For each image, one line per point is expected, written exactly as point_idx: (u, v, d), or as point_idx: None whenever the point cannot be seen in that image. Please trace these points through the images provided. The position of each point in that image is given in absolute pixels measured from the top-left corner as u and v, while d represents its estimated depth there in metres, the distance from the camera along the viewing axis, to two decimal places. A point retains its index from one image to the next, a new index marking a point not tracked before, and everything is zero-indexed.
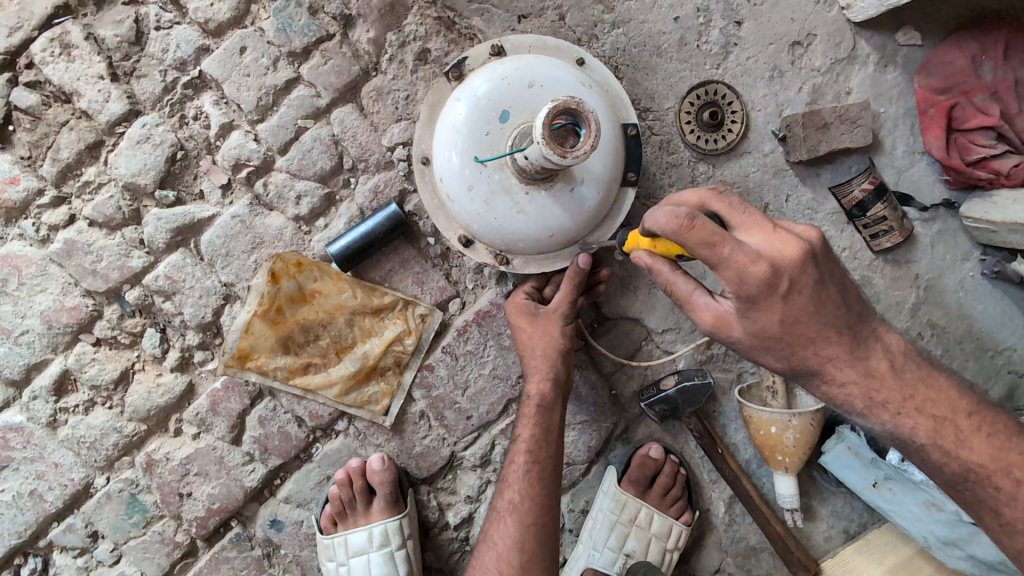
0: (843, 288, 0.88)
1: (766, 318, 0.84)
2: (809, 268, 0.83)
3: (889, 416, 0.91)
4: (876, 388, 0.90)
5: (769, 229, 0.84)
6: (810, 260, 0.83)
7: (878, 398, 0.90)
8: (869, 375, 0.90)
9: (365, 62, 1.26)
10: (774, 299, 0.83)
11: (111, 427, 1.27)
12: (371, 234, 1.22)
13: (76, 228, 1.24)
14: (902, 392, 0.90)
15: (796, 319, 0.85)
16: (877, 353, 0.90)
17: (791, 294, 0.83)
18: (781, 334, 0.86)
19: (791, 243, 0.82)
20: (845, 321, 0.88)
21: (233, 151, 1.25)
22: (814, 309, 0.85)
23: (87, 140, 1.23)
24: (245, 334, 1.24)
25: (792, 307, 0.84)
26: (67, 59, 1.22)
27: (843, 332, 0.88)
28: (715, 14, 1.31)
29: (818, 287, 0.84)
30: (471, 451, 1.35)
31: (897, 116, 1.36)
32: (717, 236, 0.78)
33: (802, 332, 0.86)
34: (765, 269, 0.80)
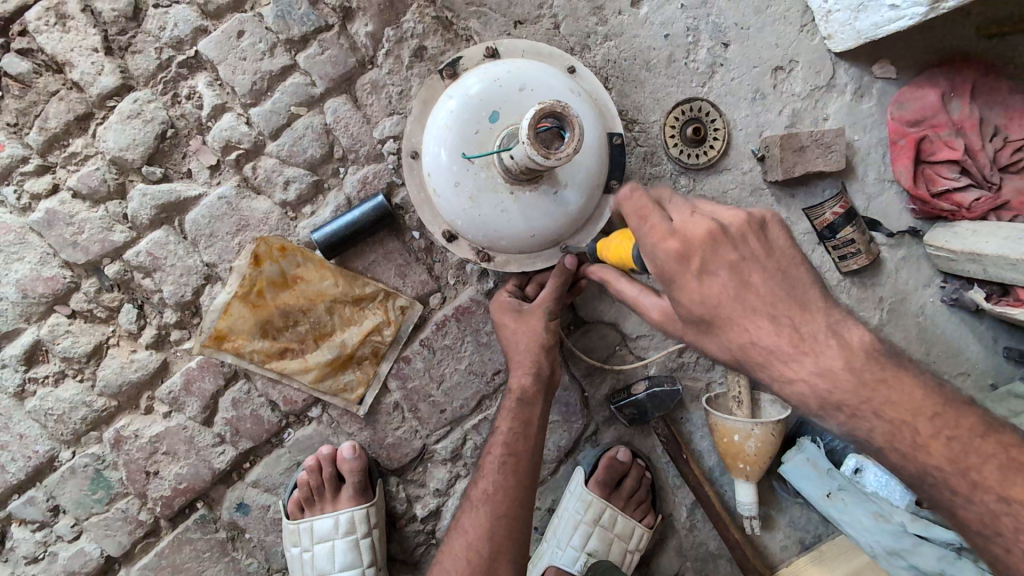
0: (782, 272, 0.83)
1: (685, 297, 0.84)
2: (723, 247, 0.83)
3: (846, 419, 0.82)
4: (829, 388, 0.81)
5: (690, 210, 0.87)
6: (721, 237, 0.83)
7: (830, 399, 0.81)
8: (823, 372, 0.80)
9: (362, 55, 1.29)
10: (685, 275, 0.83)
11: (81, 401, 1.26)
12: (357, 223, 1.24)
13: (59, 198, 1.23)
14: (858, 393, 0.80)
15: (717, 302, 0.83)
16: (833, 349, 0.81)
17: (705, 273, 0.82)
18: (705, 317, 0.84)
19: (702, 221, 0.84)
20: (786, 311, 0.81)
21: (224, 133, 1.26)
22: (737, 291, 0.82)
23: (77, 112, 1.23)
24: (223, 315, 1.25)
25: (708, 288, 0.82)
26: (62, 29, 1.22)
27: (782, 322, 0.81)
28: (704, 34, 1.36)
29: (737, 266, 0.82)
30: (443, 444, 1.37)
31: (870, 144, 1.42)
32: (646, 205, 0.86)
33: (730, 318, 0.83)
34: (674, 243, 0.83)
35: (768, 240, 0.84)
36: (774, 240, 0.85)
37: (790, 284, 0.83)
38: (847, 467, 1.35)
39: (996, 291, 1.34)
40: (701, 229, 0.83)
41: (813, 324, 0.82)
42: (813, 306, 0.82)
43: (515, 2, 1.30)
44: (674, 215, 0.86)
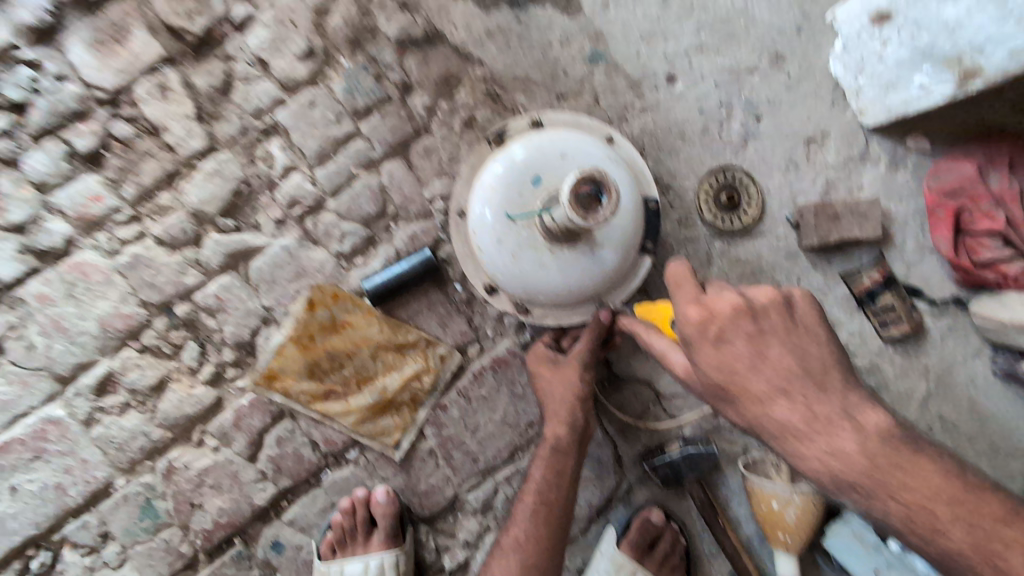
0: (801, 351, 0.85)
1: (702, 364, 0.88)
2: (746, 323, 0.86)
3: (859, 498, 0.83)
4: (842, 466, 0.83)
5: (720, 285, 0.92)
6: (747, 314, 0.86)
7: (843, 477, 0.82)
8: (834, 452, 0.82)
9: (418, 124, 1.42)
10: (705, 345, 0.88)
11: (140, 431, 1.35)
12: (404, 275, 1.33)
13: (144, 244, 1.38)
14: (870, 473, 0.82)
15: (734, 372, 0.86)
16: (847, 430, 0.82)
17: (723, 343, 0.86)
18: (721, 384, 0.87)
19: (729, 299, 0.88)
20: (802, 388, 0.84)
21: (291, 190, 1.40)
22: (756, 365, 0.85)
23: (167, 170, 1.39)
24: (277, 356, 1.35)
25: (726, 357, 0.86)
26: (163, 100, 1.38)
27: (795, 399, 0.83)
28: (737, 108, 1.43)
29: (757, 342, 0.85)
30: (474, 494, 1.40)
31: (907, 214, 1.44)
32: (683, 276, 0.94)
33: (746, 388, 0.85)
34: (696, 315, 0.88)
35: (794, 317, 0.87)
36: (800, 322, 0.87)
37: (809, 362, 0.85)
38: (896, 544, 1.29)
39: None
40: (726, 304, 0.88)
41: (829, 405, 0.83)
42: (831, 386, 0.84)
43: (558, 78, 1.42)
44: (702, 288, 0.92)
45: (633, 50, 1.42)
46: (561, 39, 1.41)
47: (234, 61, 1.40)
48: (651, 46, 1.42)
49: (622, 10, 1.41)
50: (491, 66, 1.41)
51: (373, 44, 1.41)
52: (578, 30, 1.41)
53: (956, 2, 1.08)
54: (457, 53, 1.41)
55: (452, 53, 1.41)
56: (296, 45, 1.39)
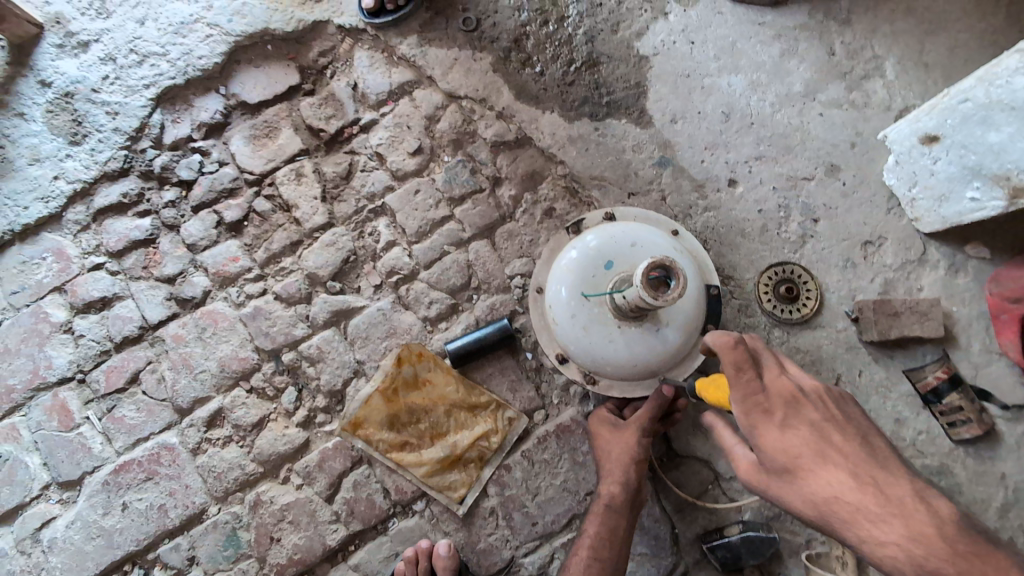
0: (859, 438, 0.92)
1: (768, 444, 0.95)
2: (803, 407, 0.96)
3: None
4: (925, 554, 0.79)
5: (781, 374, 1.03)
6: (804, 398, 0.98)
7: (927, 567, 0.79)
8: (915, 536, 0.80)
9: (504, 211, 1.63)
10: (769, 424, 0.97)
11: (237, 463, 1.51)
12: (482, 340, 1.49)
13: (265, 298, 1.61)
14: (959, 565, 0.77)
15: (799, 453, 0.92)
16: (922, 515, 0.81)
17: (785, 424, 0.95)
18: (786, 465, 0.93)
19: (787, 383, 1.00)
20: (866, 470, 0.87)
21: (392, 261, 1.62)
22: (817, 445, 0.92)
23: (292, 239, 1.65)
24: (364, 405, 1.51)
25: (788, 437, 0.94)
26: (297, 182, 1.68)
27: (861, 478, 0.86)
28: (795, 211, 1.56)
29: (816, 423, 0.94)
30: (530, 558, 1.44)
31: (971, 317, 1.47)
32: (745, 360, 1.02)
33: (810, 468, 0.90)
34: (759, 394, 0.99)
35: (847, 409, 0.98)
36: (852, 414, 0.97)
37: (868, 448, 0.91)
38: None
39: None
40: (785, 387, 0.99)
41: (899, 489, 0.84)
42: (896, 472, 0.87)
43: (630, 178, 1.61)
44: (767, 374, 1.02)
45: (698, 157, 1.60)
46: (634, 146, 1.62)
47: (357, 154, 1.70)
48: (714, 154, 1.60)
49: (688, 124, 1.61)
50: (571, 166, 1.63)
51: (472, 146, 1.67)
52: (649, 139, 1.62)
53: (999, 129, 1.20)
54: (542, 155, 1.65)
55: (538, 154, 1.65)
56: (409, 144, 1.68)
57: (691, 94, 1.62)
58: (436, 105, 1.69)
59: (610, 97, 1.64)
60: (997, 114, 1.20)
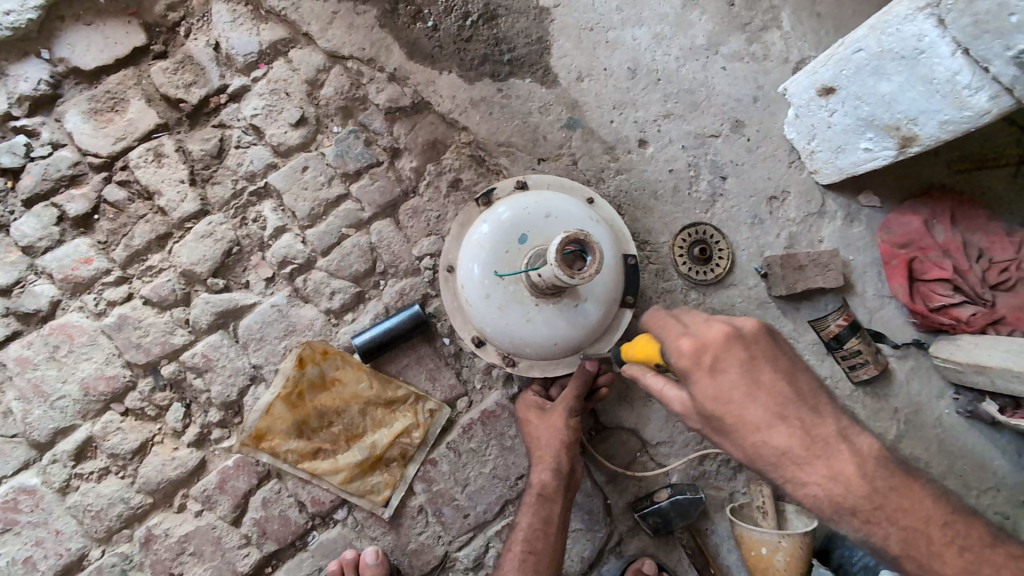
0: (791, 377, 0.87)
1: (701, 395, 0.87)
2: (738, 349, 0.87)
3: (860, 524, 0.83)
4: (843, 492, 0.82)
5: (704, 317, 0.94)
6: (737, 339, 0.87)
7: (844, 504, 0.82)
8: (836, 478, 0.82)
9: (406, 185, 1.48)
10: (698, 372, 0.88)
11: (119, 498, 1.31)
12: (393, 330, 1.36)
13: (131, 305, 1.37)
14: (873, 499, 0.82)
15: (732, 402, 0.85)
16: (845, 455, 0.83)
17: (718, 371, 0.87)
18: (721, 414, 0.86)
19: (716, 325, 0.89)
20: (797, 413, 0.84)
21: (282, 250, 1.43)
22: (750, 393, 0.85)
23: (158, 232, 1.40)
24: (265, 415, 1.34)
25: (721, 386, 0.86)
26: (157, 164, 1.43)
27: (792, 424, 0.83)
28: (704, 169, 1.54)
29: (750, 368, 0.86)
30: (465, 552, 1.39)
31: (865, 264, 1.54)
32: (662, 320, 0.98)
33: (745, 417, 0.85)
34: (687, 345, 0.90)
35: (779, 344, 0.90)
36: (784, 351, 0.89)
37: (799, 389, 0.87)
38: None
39: (1008, 403, 1.39)
40: (714, 331, 0.89)
41: (825, 429, 0.84)
42: (823, 412, 0.86)
43: (539, 143, 1.50)
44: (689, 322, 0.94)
45: (607, 118, 1.53)
46: (541, 107, 1.51)
47: (229, 128, 1.46)
48: (623, 114, 1.53)
49: (595, 82, 1.53)
50: (476, 132, 1.49)
51: (364, 114, 1.49)
52: (556, 99, 1.52)
53: (890, 79, 1.19)
54: (443, 121, 1.50)
55: (438, 121, 1.50)
56: (290, 114, 1.47)
57: (595, 49, 1.53)
58: (317, 67, 1.48)
59: (512, 54, 1.51)
60: (888, 63, 1.17)
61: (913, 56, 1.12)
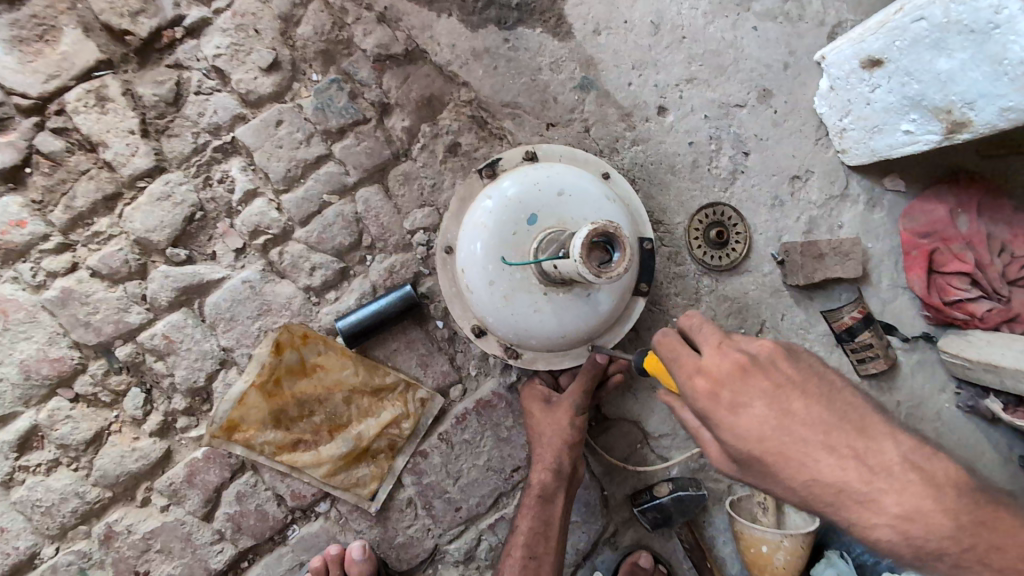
0: (827, 399, 0.77)
1: (728, 437, 0.78)
2: (756, 378, 0.79)
3: (946, 566, 0.74)
4: (921, 531, 0.73)
5: (716, 341, 0.85)
6: (751, 368, 0.80)
7: (924, 544, 0.73)
8: (906, 513, 0.72)
9: (396, 147, 1.30)
10: (720, 409, 0.79)
11: (72, 492, 1.17)
12: (382, 313, 1.23)
13: (77, 276, 1.19)
14: (960, 539, 0.73)
15: (767, 440, 0.76)
16: (915, 484, 0.73)
17: (739, 406, 0.78)
18: (759, 457, 0.76)
19: (729, 354, 0.82)
20: (846, 442, 0.74)
21: (254, 217, 1.25)
22: (784, 426, 0.76)
23: (105, 192, 1.21)
24: (238, 404, 1.21)
25: (748, 423, 0.77)
26: (100, 111, 1.21)
27: (841, 454, 0.74)
28: (726, 143, 1.40)
29: (774, 396, 0.77)
30: (456, 545, 1.32)
31: (884, 252, 1.46)
32: (675, 348, 0.88)
33: (786, 454, 0.75)
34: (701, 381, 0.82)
35: (803, 363, 0.81)
36: (811, 370, 0.80)
37: (841, 407, 0.77)
38: None
39: (1010, 401, 1.35)
40: (727, 361, 0.81)
41: (884, 457, 0.74)
42: (875, 434, 0.76)
43: (548, 105, 1.33)
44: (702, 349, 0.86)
45: (625, 79, 1.36)
46: (551, 64, 1.33)
47: (187, 69, 1.24)
48: (642, 75, 1.37)
49: (613, 37, 1.35)
50: (478, 89, 1.31)
51: (348, 60, 1.28)
52: (569, 54, 1.34)
53: (950, 55, 1.06)
54: (440, 74, 1.31)
55: (435, 73, 1.31)
56: (260, 56, 1.25)
57: None
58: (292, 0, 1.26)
59: None
60: (952, 37, 1.04)
61: (986, 30, 0.99)
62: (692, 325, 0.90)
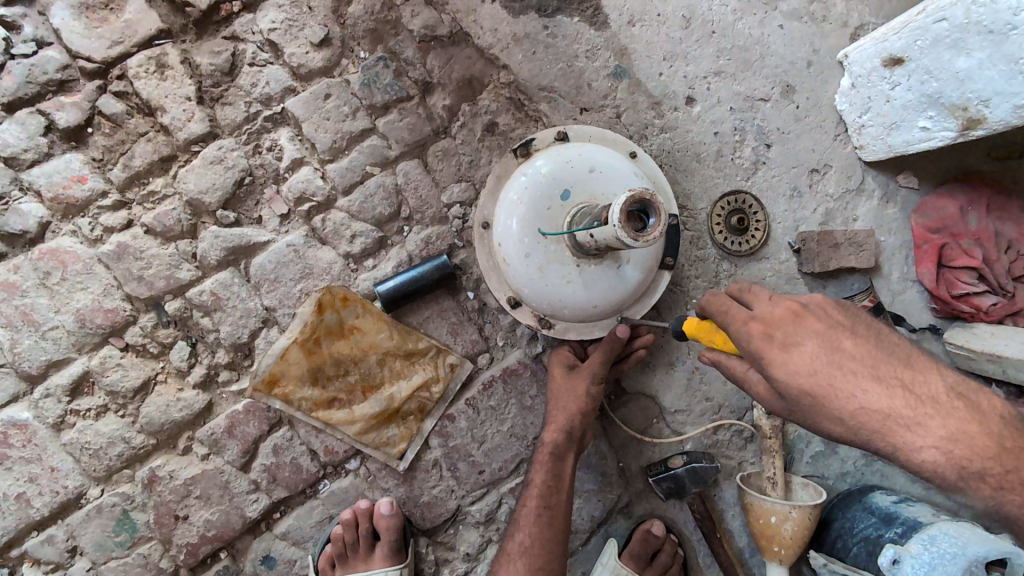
0: (874, 338, 0.86)
1: (780, 373, 0.88)
2: (805, 320, 0.89)
3: (995, 493, 0.79)
4: (966, 454, 0.78)
5: (767, 295, 0.96)
6: (802, 313, 0.90)
7: (971, 468, 0.78)
8: (951, 438, 0.79)
9: (437, 124, 1.37)
10: (772, 350, 0.90)
11: (119, 437, 1.24)
12: (418, 280, 1.29)
13: (131, 233, 1.25)
14: (1007, 463, 0.78)
15: (816, 372, 0.85)
16: (959, 412, 0.80)
17: (790, 344, 0.88)
18: (807, 390, 0.86)
19: (781, 304, 0.93)
20: (891, 372, 0.83)
21: (300, 184, 1.31)
22: (833, 360, 0.85)
23: (162, 154, 1.27)
24: (279, 360, 1.27)
25: (798, 358, 0.87)
26: (159, 77, 1.27)
27: (888, 383, 0.82)
28: (750, 135, 1.47)
29: (822, 335, 0.87)
30: (477, 506, 1.38)
31: (896, 246, 1.52)
32: (723, 306, 0.99)
33: (835, 384, 0.84)
34: (755, 326, 0.93)
35: (852, 312, 0.91)
36: (858, 317, 0.90)
37: (888, 346, 0.86)
38: (884, 560, 1.14)
39: (1012, 392, 1.40)
40: (779, 309, 0.92)
41: (929, 386, 0.82)
42: (921, 368, 0.84)
43: (583, 91, 1.40)
44: (754, 303, 0.97)
45: (656, 69, 1.43)
46: (587, 51, 1.40)
47: (242, 42, 1.31)
48: (673, 67, 1.43)
49: (647, 28, 1.42)
50: (517, 72, 1.38)
51: (395, 40, 1.35)
52: (604, 43, 1.40)
53: (969, 54, 1.13)
54: (481, 56, 1.38)
55: (476, 55, 1.37)
56: (312, 32, 1.32)
57: None
58: None
59: None
60: (972, 37, 1.11)
61: (1004, 31, 1.06)
62: (743, 288, 1.02)
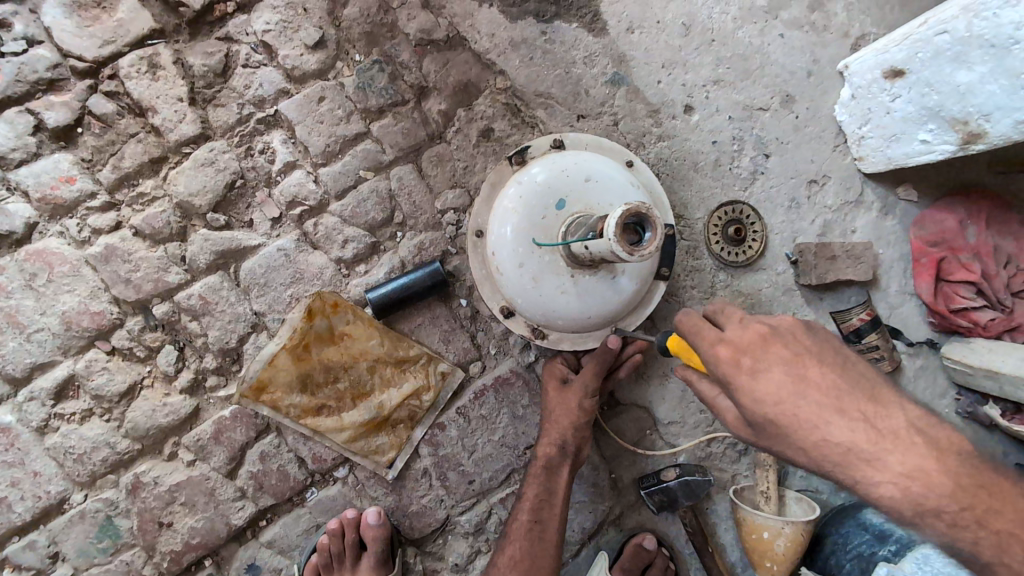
0: (842, 368, 0.84)
1: (746, 401, 0.86)
2: (774, 347, 0.87)
3: (944, 527, 0.79)
4: (922, 490, 0.78)
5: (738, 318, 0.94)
6: (771, 340, 0.88)
7: (925, 504, 0.78)
8: (909, 474, 0.78)
9: (432, 129, 1.35)
10: (740, 376, 0.87)
11: (104, 442, 1.22)
12: (410, 287, 1.27)
13: (120, 235, 1.24)
14: (960, 500, 0.78)
15: (782, 402, 0.83)
16: (918, 447, 0.79)
17: (759, 372, 0.86)
18: (772, 419, 0.84)
19: (751, 328, 0.90)
20: (855, 406, 0.81)
21: (292, 188, 1.30)
22: (799, 389, 0.83)
23: (152, 155, 1.25)
24: (268, 366, 1.25)
25: (766, 387, 0.84)
26: (151, 77, 1.25)
27: (852, 416, 0.80)
28: (748, 145, 1.46)
29: (790, 363, 0.85)
30: (467, 517, 1.36)
31: (894, 259, 1.50)
32: (697, 327, 0.96)
33: (800, 415, 0.82)
34: (724, 351, 0.90)
35: (821, 338, 0.89)
36: (827, 345, 0.88)
37: (854, 377, 0.84)
38: None
39: (1009, 407, 1.39)
40: (749, 334, 0.90)
41: (891, 421, 0.81)
42: (884, 401, 0.82)
43: (580, 97, 1.38)
44: (725, 325, 0.94)
45: (654, 77, 1.41)
46: (585, 58, 1.38)
47: (236, 43, 1.29)
48: (671, 74, 1.42)
49: (646, 35, 1.40)
50: (514, 78, 1.36)
51: (390, 43, 1.34)
52: (602, 49, 1.39)
53: (970, 68, 1.11)
54: (478, 61, 1.36)
55: (473, 60, 1.36)
56: (307, 34, 1.30)
57: None
58: None
59: None
60: (974, 51, 1.10)
61: (1006, 45, 1.05)
62: (714, 308, 0.99)
